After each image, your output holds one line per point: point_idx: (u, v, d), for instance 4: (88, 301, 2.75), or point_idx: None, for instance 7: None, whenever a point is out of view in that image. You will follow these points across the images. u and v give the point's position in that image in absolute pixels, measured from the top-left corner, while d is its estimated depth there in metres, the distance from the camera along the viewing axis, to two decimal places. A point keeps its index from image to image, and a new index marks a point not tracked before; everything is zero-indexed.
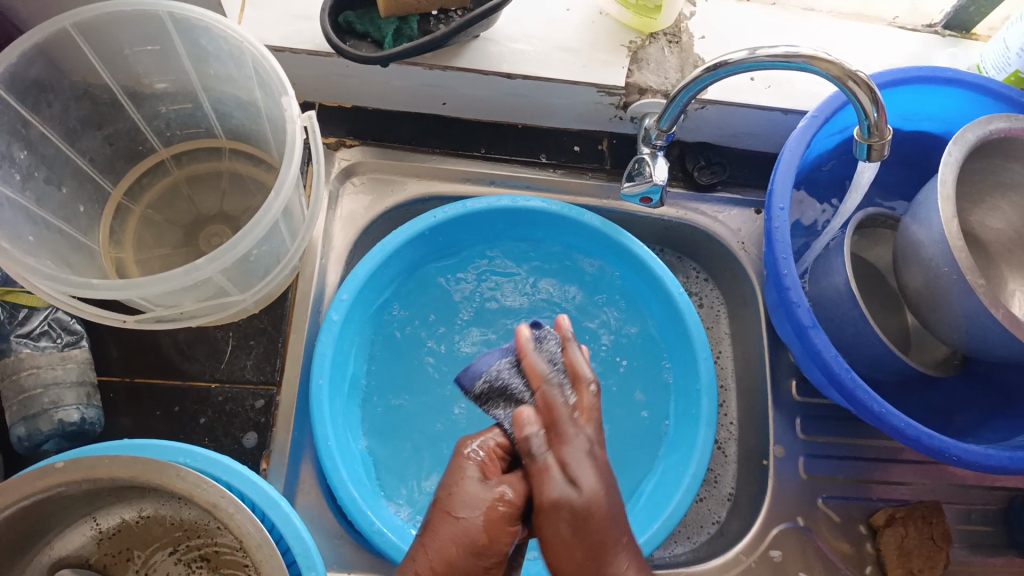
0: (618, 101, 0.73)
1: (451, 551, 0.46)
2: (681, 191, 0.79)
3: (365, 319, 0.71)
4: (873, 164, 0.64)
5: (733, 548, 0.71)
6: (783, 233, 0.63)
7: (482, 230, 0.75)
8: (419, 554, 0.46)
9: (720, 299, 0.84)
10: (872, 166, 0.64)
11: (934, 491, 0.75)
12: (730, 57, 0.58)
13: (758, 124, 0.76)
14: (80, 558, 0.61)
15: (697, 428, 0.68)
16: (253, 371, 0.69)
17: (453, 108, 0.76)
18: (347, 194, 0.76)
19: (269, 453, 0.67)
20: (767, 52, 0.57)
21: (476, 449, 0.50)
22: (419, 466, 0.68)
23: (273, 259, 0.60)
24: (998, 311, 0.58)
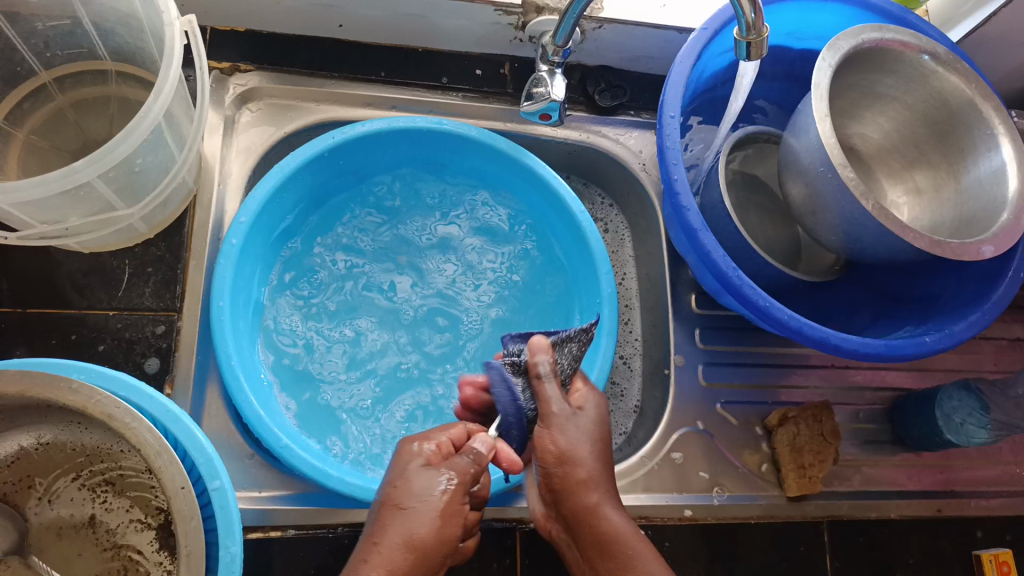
0: (516, 20, 0.73)
1: (412, 534, 0.46)
2: (582, 115, 0.80)
3: (267, 242, 0.70)
4: (755, 67, 0.67)
5: (638, 453, 0.75)
6: (675, 140, 0.65)
7: (386, 154, 0.75)
8: (371, 550, 0.45)
9: (625, 224, 0.87)
10: (753, 70, 0.67)
11: (826, 394, 0.80)
12: None
13: (655, 45, 0.78)
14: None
15: (599, 337, 0.70)
16: (151, 298, 0.68)
17: (351, 31, 0.76)
18: (244, 121, 0.74)
19: (173, 377, 0.66)
20: None
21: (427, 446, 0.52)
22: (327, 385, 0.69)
23: (162, 169, 0.60)
24: (868, 203, 0.63)
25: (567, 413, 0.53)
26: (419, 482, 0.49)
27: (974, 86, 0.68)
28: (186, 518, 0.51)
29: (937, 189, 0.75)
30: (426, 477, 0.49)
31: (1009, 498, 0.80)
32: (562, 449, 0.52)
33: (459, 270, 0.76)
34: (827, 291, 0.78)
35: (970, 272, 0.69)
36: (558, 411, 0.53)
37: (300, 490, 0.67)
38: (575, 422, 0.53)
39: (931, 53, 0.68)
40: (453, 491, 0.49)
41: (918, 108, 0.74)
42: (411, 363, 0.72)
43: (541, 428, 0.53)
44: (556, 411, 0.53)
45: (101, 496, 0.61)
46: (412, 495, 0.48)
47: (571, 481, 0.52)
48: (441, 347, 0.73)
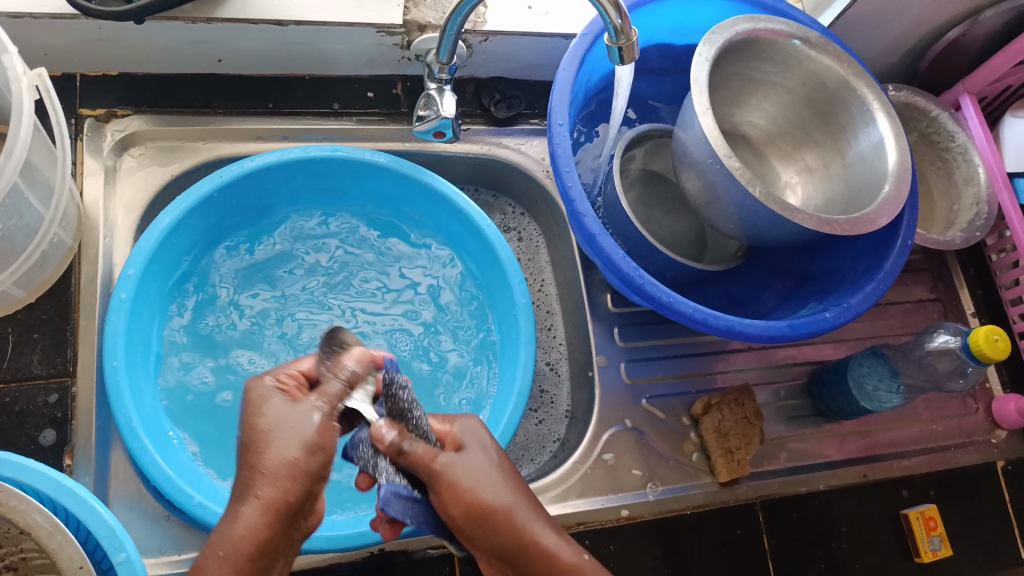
0: (400, 40, 0.73)
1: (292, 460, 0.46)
2: (482, 127, 0.80)
3: (160, 292, 0.67)
4: (631, 71, 0.68)
5: (571, 458, 0.75)
6: (565, 147, 0.65)
7: (281, 186, 0.73)
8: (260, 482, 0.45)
9: (537, 231, 0.87)
10: (629, 74, 0.68)
11: (748, 376, 0.82)
12: None
13: (543, 53, 0.78)
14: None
15: (518, 349, 0.70)
16: (41, 365, 0.64)
17: (231, 64, 0.73)
18: (127, 167, 0.71)
19: (73, 447, 0.63)
20: None
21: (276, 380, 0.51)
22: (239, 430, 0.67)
23: (30, 231, 0.57)
24: (756, 189, 0.65)
25: (449, 457, 0.51)
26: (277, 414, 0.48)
27: (847, 67, 0.71)
28: None
29: (825, 166, 0.79)
30: (280, 412, 0.48)
31: (928, 454, 0.84)
32: (467, 499, 0.49)
33: (369, 295, 0.75)
34: (734, 276, 0.79)
35: (864, 243, 0.72)
36: (443, 458, 0.50)
37: None
38: (466, 461, 0.51)
39: (801, 39, 0.71)
40: (318, 423, 0.48)
41: (799, 91, 0.76)
42: None
43: (435, 489, 0.49)
44: (436, 458, 0.50)
45: None
46: (267, 432, 0.47)
47: (493, 523, 0.49)
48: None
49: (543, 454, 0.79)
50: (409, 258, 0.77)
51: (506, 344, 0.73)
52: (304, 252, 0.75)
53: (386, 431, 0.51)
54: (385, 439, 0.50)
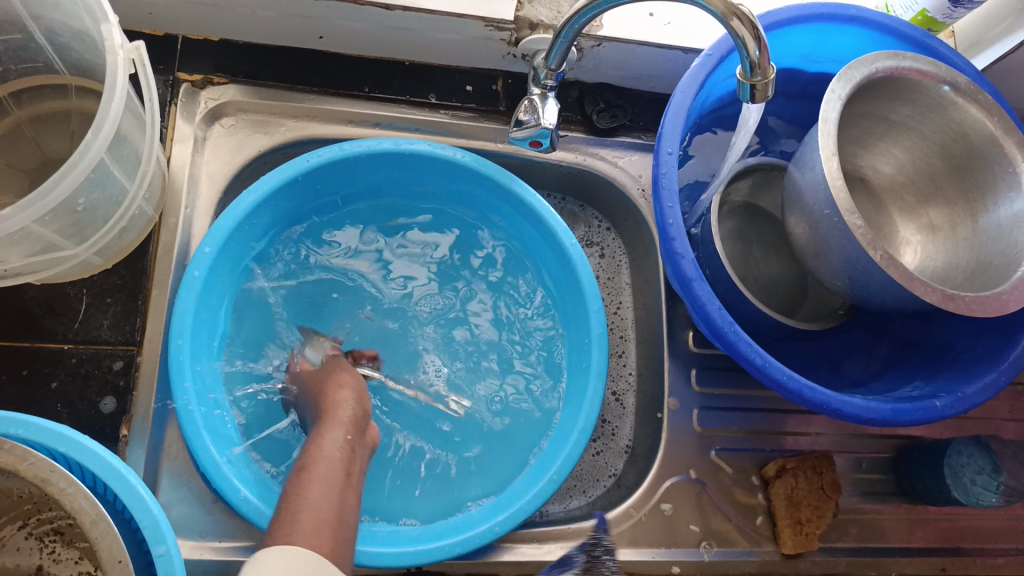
0: (509, 36, 0.68)
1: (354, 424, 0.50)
2: (580, 136, 0.75)
3: (234, 270, 0.66)
4: (757, 108, 0.62)
5: (625, 502, 0.70)
6: (670, 179, 0.60)
7: (367, 175, 0.70)
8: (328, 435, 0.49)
9: (622, 249, 0.81)
10: (757, 110, 0.62)
11: (828, 441, 0.75)
12: None
13: (659, 65, 0.72)
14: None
15: (587, 381, 0.65)
16: (111, 331, 0.64)
17: (332, 43, 0.70)
18: (216, 137, 0.69)
19: (130, 417, 0.62)
20: None
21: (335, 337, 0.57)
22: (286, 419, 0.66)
23: (113, 203, 0.56)
24: (877, 252, 0.59)
25: None
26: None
27: (998, 121, 0.63)
28: None
29: (953, 227, 0.70)
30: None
31: (1017, 555, 0.76)
32: None
33: (436, 296, 0.72)
34: (831, 335, 0.73)
35: (986, 321, 0.64)
36: None
37: (261, 539, 0.62)
38: None
39: (952, 84, 0.63)
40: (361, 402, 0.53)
41: (935, 139, 0.68)
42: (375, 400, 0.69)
43: None
44: None
45: (50, 545, 0.52)
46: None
47: None
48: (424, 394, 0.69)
49: (596, 488, 0.75)
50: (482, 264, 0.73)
51: (573, 372, 0.68)
52: (377, 243, 0.73)
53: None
54: None
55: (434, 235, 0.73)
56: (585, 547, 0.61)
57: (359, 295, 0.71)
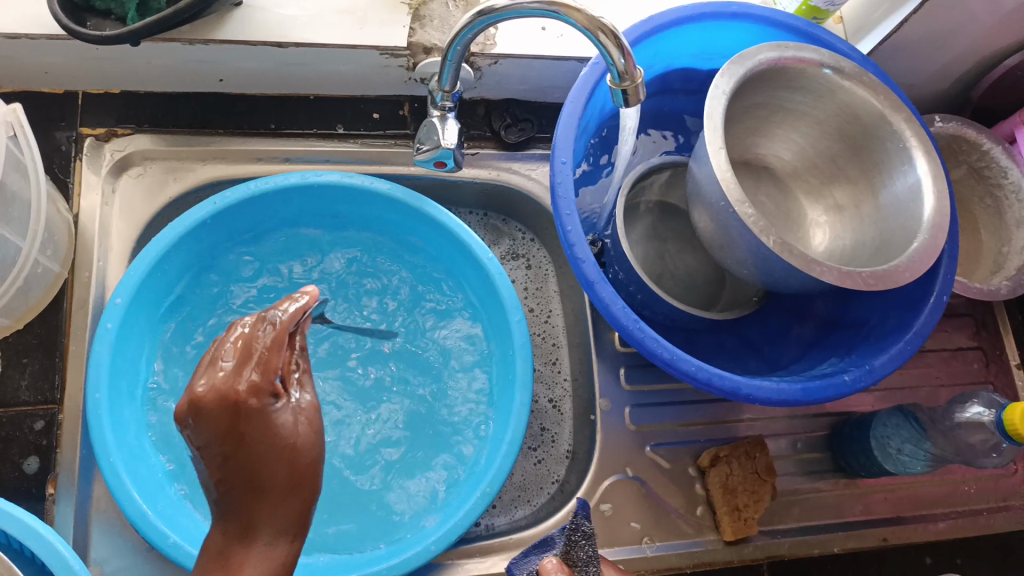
0: (406, 62, 0.69)
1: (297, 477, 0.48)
2: (492, 152, 0.76)
3: (151, 319, 0.66)
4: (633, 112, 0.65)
5: (565, 507, 0.71)
6: (566, 187, 0.61)
7: (279, 211, 0.71)
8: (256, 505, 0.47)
9: (548, 258, 0.82)
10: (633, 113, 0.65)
11: (762, 426, 0.77)
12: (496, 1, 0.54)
13: (558, 76, 0.74)
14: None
15: (514, 392, 0.66)
16: (29, 392, 0.64)
17: (233, 83, 0.71)
18: (125, 187, 0.70)
19: (56, 475, 0.62)
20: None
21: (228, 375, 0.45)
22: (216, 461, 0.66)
23: (6, 261, 0.57)
24: (769, 239, 0.61)
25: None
26: (264, 431, 0.45)
27: (884, 100, 0.65)
28: None
29: (857, 206, 0.72)
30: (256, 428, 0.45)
31: (959, 519, 0.77)
32: None
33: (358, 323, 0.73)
34: (752, 321, 0.75)
35: (894, 294, 0.66)
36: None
37: None
38: None
39: (833, 67, 0.65)
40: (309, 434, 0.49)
41: (830, 123, 0.70)
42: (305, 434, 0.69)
43: None
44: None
45: None
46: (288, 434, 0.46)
47: None
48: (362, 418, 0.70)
49: (540, 496, 0.76)
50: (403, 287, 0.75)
51: (501, 383, 0.69)
52: (295, 277, 0.73)
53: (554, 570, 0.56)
54: None
55: (351, 264, 0.74)
56: (566, 529, 0.60)
57: None
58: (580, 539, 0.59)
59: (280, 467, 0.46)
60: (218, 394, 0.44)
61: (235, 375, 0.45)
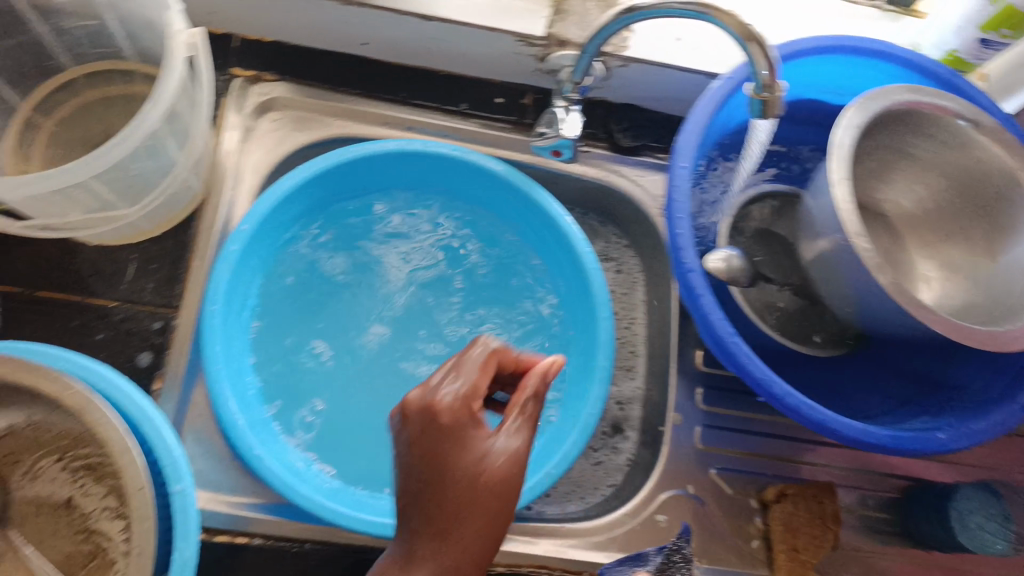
0: (539, 52, 0.71)
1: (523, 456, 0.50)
2: (604, 152, 0.76)
3: (266, 251, 0.71)
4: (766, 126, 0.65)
5: (619, 509, 0.71)
6: (682, 192, 0.63)
7: (398, 171, 0.74)
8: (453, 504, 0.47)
9: (640, 267, 0.81)
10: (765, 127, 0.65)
11: (831, 473, 0.74)
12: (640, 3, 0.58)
13: (685, 89, 0.73)
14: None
15: (591, 384, 0.67)
16: (153, 294, 0.70)
17: (373, 48, 0.74)
18: (262, 129, 0.74)
19: (163, 372, 0.68)
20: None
21: (449, 387, 0.51)
22: (302, 389, 0.69)
23: (161, 173, 0.62)
24: (883, 277, 0.58)
25: None
26: (450, 449, 0.48)
27: (1016, 157, 0.64)
28: (141, 517, 0.55)
29: (975, 266, 0.69)
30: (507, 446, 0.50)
31: None
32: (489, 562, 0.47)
33: (449, 285, 0.75)
34: (842, 367, 0.73)
35: (1002, 361, 0.63)
36: None
37: (271, 500, 0.67)
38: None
39: (969, 119, 0.64)
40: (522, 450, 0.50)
41: (959, 176, 0.68)
42: (384, 382, 0.71)
43: None
44: None
45: (80, 479, 0.63)
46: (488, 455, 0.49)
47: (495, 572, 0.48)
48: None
49: (594, 496, 0.75)
50: (499, 258, 0.76)
51: (578, 374, 0.70)
52: (400, 231, 0.76)
53: None
54: None
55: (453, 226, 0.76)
56: (664, 549, 0.68)
57: (376, 277, 0.74)
58: (678, 561, 0.68)
59: (456, 491, 0.47)
60: (434, 408, 0.49)
61: (446, 384, 0.51)
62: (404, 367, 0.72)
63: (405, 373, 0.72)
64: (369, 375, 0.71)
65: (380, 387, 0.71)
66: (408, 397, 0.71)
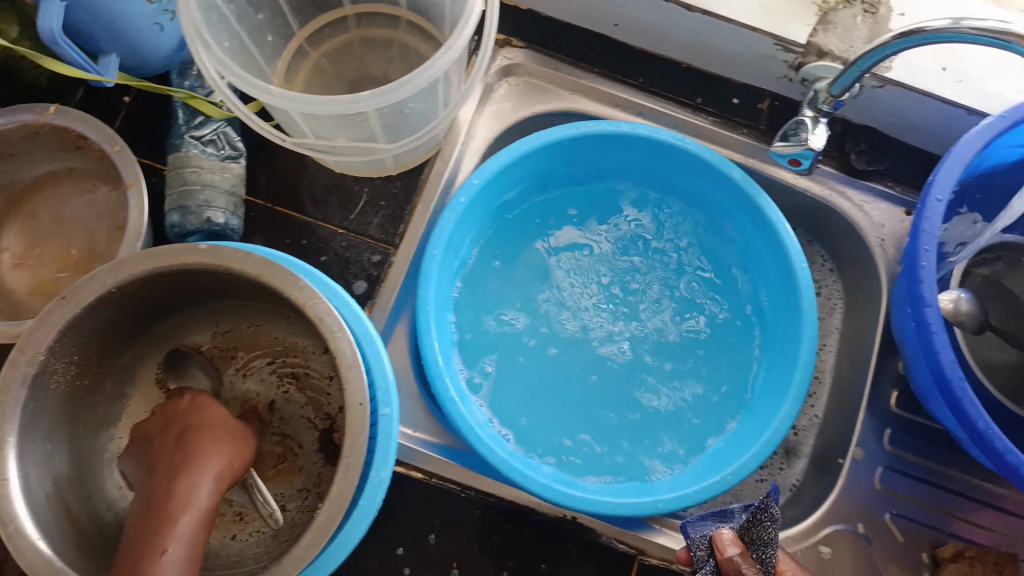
0: (793, 59, 0.70)
1: None
2: (832, 171, 0.75)
3: (486, 208, 0.73)
4: None
5: (783, 531, 0.70)
6: (932, 225, 0.61)
7: (623, 153, 0.75)
8: None
9: (840, 292, 0.80)
10: None
11: (1015, 546, 0.70)
12: (927, 25, 0.57)
13: (936, 121, 0.71)
14: (153, 375, 0.68)
15: (781, 402, 0.66)
16: (376, 229, 0.73)
17: (623, 30, 0.76)
18: (501, 92, 0.78)
19: (373, 303, 0.71)
20: (972, 23, 0.55)
21: None
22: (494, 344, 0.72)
23: (423, 118, 0.67)
24: None
25: None
26: None
27: None
28: (355, 433, 0.54)
29: None
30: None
31: None
32: None
33: (649, 274, 0.75)
34: None
35: None
36: None
37: (448, 443, 0.70)
38: None
39: None
40: None
41: None
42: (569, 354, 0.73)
43: None
44: None
45: (285, 386, 0.70)
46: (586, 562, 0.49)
47: None
48: (623, 371, 0.72)
49: None
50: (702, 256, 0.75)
51: (767, 389, 0.69)
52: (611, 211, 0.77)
53: (730, 543, 0.58)
54: (726, 551, 0.58)
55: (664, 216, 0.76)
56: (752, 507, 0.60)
57: (579, 252, 0.76)
58: (764, 520, 0.59)
59: None
60: None
61: None
62: (590, 346, 0.73)
63: (591, 353, 0.73)
64: (558, 344, 0.73)
65: (565, 360, 0.72)
66: (590, 376, 0.72)
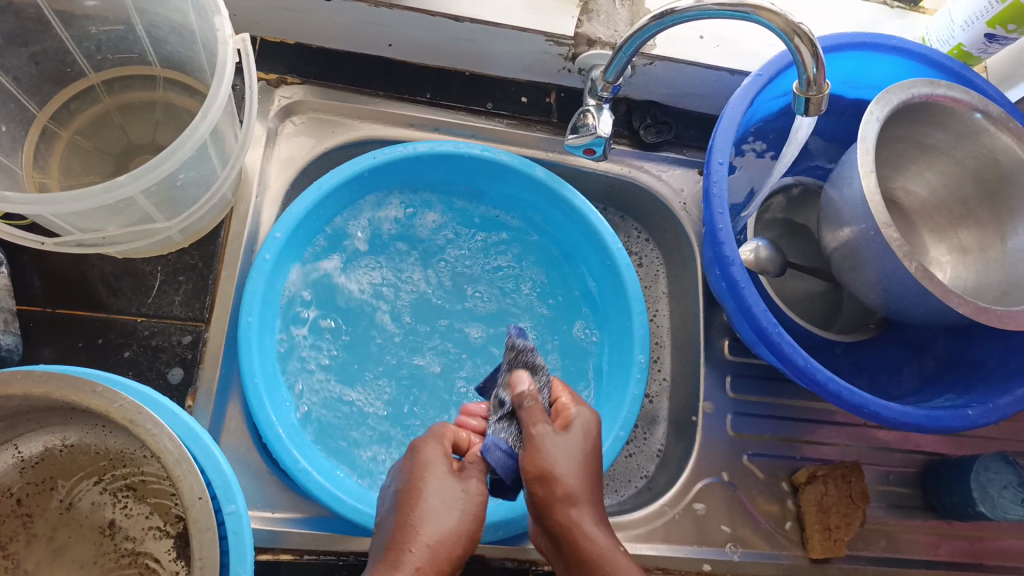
0: (567, 51, 0.71)
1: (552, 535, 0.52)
2: (626, 148, 0.78)
3: (296, 256, 0.70)
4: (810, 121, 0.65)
5: (659, 500, 0.72)
6: (721, 188, 0.64)
7: (424, 173, 0.74)
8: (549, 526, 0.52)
9: (660, 258, 0.84)
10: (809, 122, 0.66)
11: (854, 453, 0.77)
12: (676, 5, 0.59)
13: (706, 85, 0.75)
14: None
15: (628, 380, 0.68)
16: (181, 307, 0.68)
17: (399, 49, 0.74)
18: (287, 132, 0.74)
19: (196, 390, 0.66)
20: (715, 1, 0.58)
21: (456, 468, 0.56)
22: (333, 392, 0.69)
23: (202, 185, 0.62)
24: (913, 263, 0.60)
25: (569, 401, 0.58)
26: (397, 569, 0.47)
27: None
28: (201, 529, 0.51)
29: (983, 248, 0.71)
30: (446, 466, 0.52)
31: None
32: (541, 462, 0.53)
33: (473, 283, 0.76)
34: (864, 348, 0.75)
35: (1016, 340, 0.66)
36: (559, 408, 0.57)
37: (310, 513, 0.66)
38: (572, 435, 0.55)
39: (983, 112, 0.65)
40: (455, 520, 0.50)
41: (968, 164, 0.70)
42: (413, 381, 0.71)
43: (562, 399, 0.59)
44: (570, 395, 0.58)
45: (122, 501, 0.61)
46: (543, 454, 0.53)
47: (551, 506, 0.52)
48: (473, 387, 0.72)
49: (628, 488, 0.76)
50: (519, 254, 0.77)
51: (614, 369, 0.71)
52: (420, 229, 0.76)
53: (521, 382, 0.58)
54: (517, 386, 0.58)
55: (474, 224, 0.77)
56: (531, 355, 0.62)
57: (400, 277, 0.74)
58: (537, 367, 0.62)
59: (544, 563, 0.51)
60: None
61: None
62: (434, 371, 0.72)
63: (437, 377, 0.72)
64: (399, 376, 0.71)
65: (415, 392, 0.71)
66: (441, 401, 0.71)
